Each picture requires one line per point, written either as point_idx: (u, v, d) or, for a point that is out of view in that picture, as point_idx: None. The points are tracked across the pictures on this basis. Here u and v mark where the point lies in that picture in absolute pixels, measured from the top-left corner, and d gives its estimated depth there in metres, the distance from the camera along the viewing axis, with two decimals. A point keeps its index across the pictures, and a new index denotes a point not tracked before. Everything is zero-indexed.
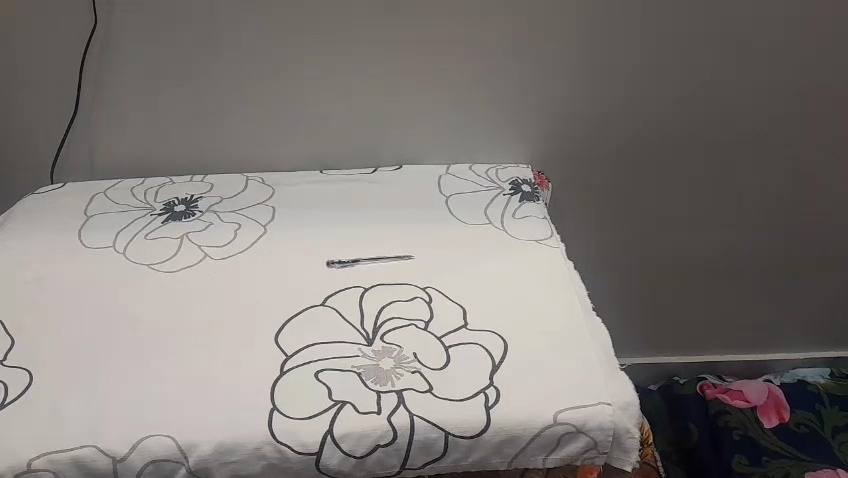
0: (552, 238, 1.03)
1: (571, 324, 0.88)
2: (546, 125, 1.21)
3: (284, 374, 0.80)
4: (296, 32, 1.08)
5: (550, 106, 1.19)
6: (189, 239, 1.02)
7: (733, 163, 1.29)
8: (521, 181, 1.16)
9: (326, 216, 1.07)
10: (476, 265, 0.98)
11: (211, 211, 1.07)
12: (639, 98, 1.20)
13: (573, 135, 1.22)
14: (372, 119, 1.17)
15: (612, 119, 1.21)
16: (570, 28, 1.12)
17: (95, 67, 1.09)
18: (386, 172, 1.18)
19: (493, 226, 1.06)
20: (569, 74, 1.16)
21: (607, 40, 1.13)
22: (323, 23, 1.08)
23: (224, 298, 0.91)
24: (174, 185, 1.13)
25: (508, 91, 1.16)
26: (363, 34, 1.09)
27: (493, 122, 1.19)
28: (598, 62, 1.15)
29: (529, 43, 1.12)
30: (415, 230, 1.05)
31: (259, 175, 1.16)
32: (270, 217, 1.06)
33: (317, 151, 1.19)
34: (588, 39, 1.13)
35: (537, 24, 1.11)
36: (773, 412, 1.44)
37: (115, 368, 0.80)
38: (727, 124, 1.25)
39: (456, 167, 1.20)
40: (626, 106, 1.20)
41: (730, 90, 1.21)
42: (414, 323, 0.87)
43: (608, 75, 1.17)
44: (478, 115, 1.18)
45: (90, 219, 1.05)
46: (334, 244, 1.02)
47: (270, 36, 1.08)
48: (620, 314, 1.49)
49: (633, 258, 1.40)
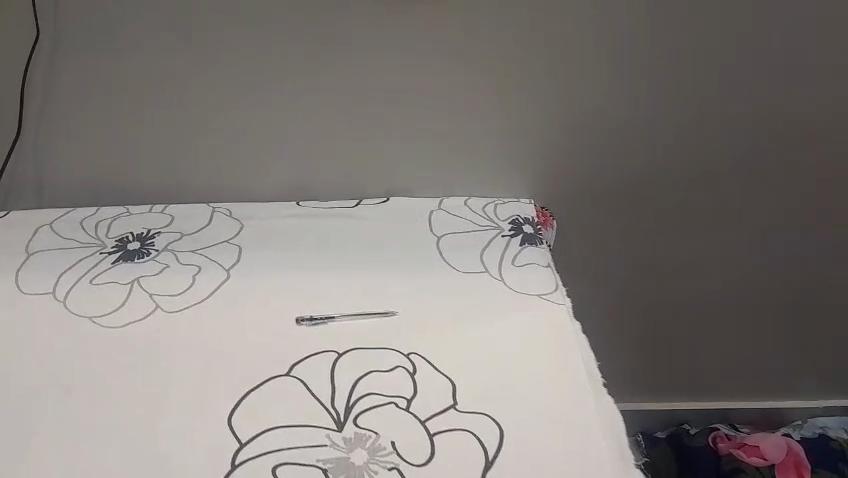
0: (556, 292, 0.90)
1: (577, 406, 0.75)
2: (543, 144, 1.09)
3: (235, 469, 0.67)
4: (261, 42, 0.96)
5: (546, 124, 1.07)
6: (141, 285, 0.89)
7: (731, 170, 1.18)
8: (522, 220, 1.03)
9: (301, 257, 0.95)
10: (468, 321, 0.85)
11: (168, 250, 0.94)
12: (641, 114, 1.10)
13: (570, 154, 1.11)
14: (351, 139, 1.04)
15: (613, 139, 1.11)
16: (565, 35, 1.01)
17: (44, 81, 0.97)
18: (370, 206, 1.05)
19: (490, 275, 0.92)
20: (566, 84, 1.04)
21: (608, 50, 1.03)
22: (289, 33, 0.96)
23: (178, 359, 0.79)
24: (130, 216, 1.00)
25: (500, 107, 1.05)
26: (335, 42, 0.97)
27: (480, 140, 1.07)
28: (598, 76, 1.05)
29: (525, 54, 1.01)
30: (401, 279, 0.92)
31: (227, 206, 1.03)
32: (235, 259, 0.94)
33: (294, 178, 1.06)
34: (587, 48, 1.02)
35: (533, 32, 1.00)
36: (792, 468, 1.33)
37: (49, 454, 0.68)
38: (735, 139, 1.15)
39: (450, 202, 1.07)
40: (624, 117, 1.10)
41: (735, 95, 1.10)
42: (393, 402, 0.74)
43: (608, 89, 1.06)
44: (468, 132, 1.06)
45: (30, 257, 0.92)
46: (309, 288, 0.90)
47: (229, 47, 0.96)
48: (623, 348, 1.38)
49: (639, 290, 1.30)
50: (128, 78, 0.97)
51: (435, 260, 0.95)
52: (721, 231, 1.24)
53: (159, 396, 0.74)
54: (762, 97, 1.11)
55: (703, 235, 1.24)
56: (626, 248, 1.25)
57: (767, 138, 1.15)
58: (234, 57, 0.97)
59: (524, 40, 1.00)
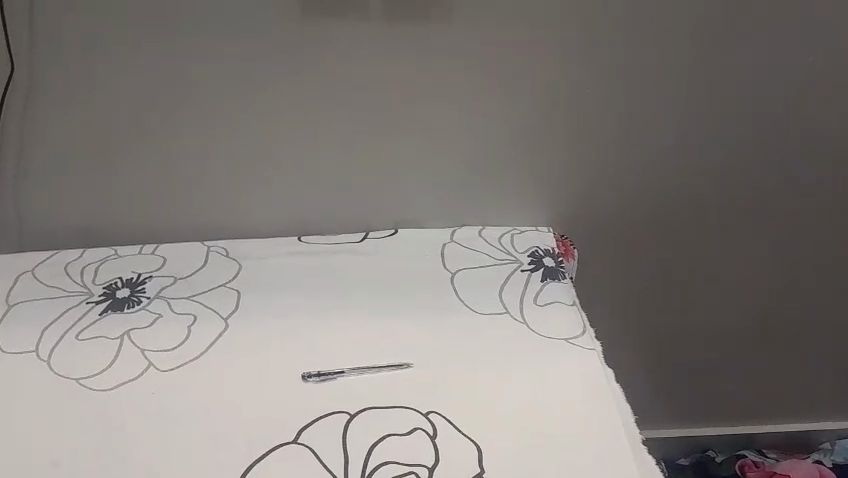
0: (584, 336, 0.83)
1: (616, 471, 0.68)
2: (561, 171, 1.01)
3: None
4: (254, 73, 0.89)
5: (564, 149, 0.99)
6: (131, 339, 0.81)
7: (766, 195, 1.09)
8: (542, 252, 0.96)
9: (305, 303, 0.87)
10: (488, 371, 0.78)
11: (161, 296, 0.87)
12: (668, 141, 1.01)
13: (591, 184, 1.03)
14: (354, 170, 0.97)
15: (637, 168, 1.03)
16: (583, 57, 0.93)
17: (20, 117, 0.90)
18: (376, 239, 0.98)
19: (512, 317, 0.85)
20: (586, 108, 0.96)
21: (630, 73, 0.94)
22: (284, 61, 0.89)
23: (175, 426, 0.72)
24: (119, 258, 0.93)
25: (513, 136, 0.97)
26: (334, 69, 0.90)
27: (493, 168, 0.98)
28: (620, 101, 0.96)
29: (540, 80, 0.93)
30: (414, 325, 0.85)
31: (223, 244, 0.96)
32: (233, 306, 0.86)
33: (296, 211, 1.00)
34: (607, 71, 0.94)
35: (549, 55, 0.92)
36: None
37: None
38: (769, 163, 1.05)
39: (462, 232, 0.99)
40: (649, 144, 1.01)
41: (770, 116, 1.01)
42: (414, 472, 0.67)
43: (631, 115, 0.98)
44: (480, 159, 0.98)
45: (11, 309, 0.85)
46: (316, 337, 0.83)
47: (221, 80, 0.89)
48: (646, 381, 1.29)
49: (663, 323, 1.21)
50: (111, 112, 0.90)
51: (450, 299, 0.88)
52: (754, 261, 1.15)
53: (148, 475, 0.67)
54: (799, 119, 1.02)
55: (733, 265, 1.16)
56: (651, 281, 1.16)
57: (804, 160, 1.06)
58: (226, 89, 0.90)
59: (538, 64, 0.92)
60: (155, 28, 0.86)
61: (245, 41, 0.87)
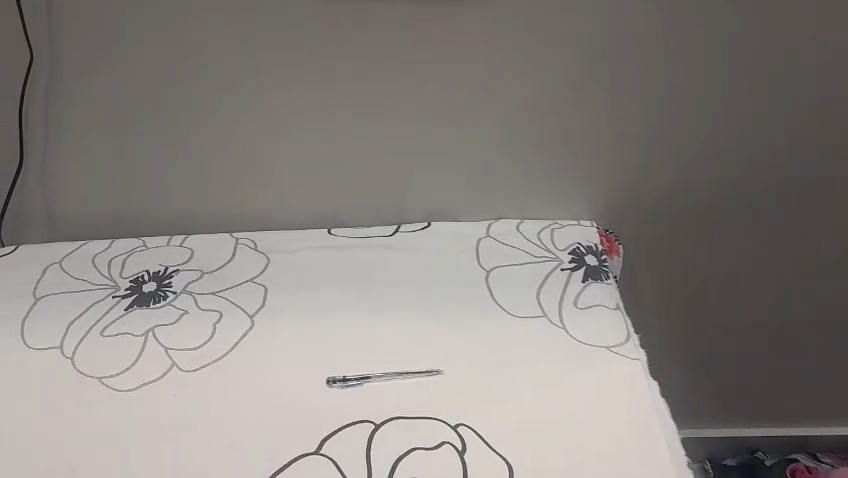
0: (628, 344, 0.77)
1: None
2: (604, 161, 0.94)
3: None
4: (282, 58, 0.86)
5: (607, 138, 0.93)
6: (156, 336, 0.79)
7: (830, 186, 1.00)
8: (584, 249, 0.90)
9: (332, 298, 0.84)
10: (523, 380, 0.73)
11: (187, 292, 0.85)
12: (723, 129, 0.93)
13: (637, 175, 0.96)
14: (385, 158, 0.93)
15: (688, 157, 0.96)
16: (631, 38, 0.86)
17: (45, 104, 0.88)
18: (408, 234, 0.94)
19: (550, 321, 0.80)
20: (631, 93, 0.90)
21: (682, 55, 0.87)
22: (313, 46, 0.85)
23: (193, 434, 0.69)
24: (146, 250, 0.91)
25: (552, 123, 0.91)
26: (365, 53, 0.86)
27: (530, 156, 0.93)
28: (671, 86, 0.90)
29: (583, 63, 0.87)
30: (445, 328, 0.80)
31: (251, 236, 0.93)
32: (260, 302, 0.84)
33: (326, 203, 0.97)
34: (657, 54, 0.87)
35: (594, 37, 0.85)
36: None
37: None
38: (834, 151, 0.97)
39: (500, 227, 0.94)
40: (701, 132, 0.94)
41: (837, 100, 0.92)
42: None
43: (683, 101, 0.91)
44: (517, 148, 0.93)
45: (38, 302, 0.83)
46: (342, 339, 0.79)
47: (249, 65, 0.87)
48: (695, 382, 1.22)
49: (716, 324, 1.14)
50: (137, 100, 0.88)
51: (483, 301, 0.83)
52: (782, 254, 1.06)
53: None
54: None
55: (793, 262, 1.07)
56: (703, 279, 1.09)
57: None
58: (254, 75, 0.87)
59: (582, 46, 0.86)
60: (177, 13, 0.83)
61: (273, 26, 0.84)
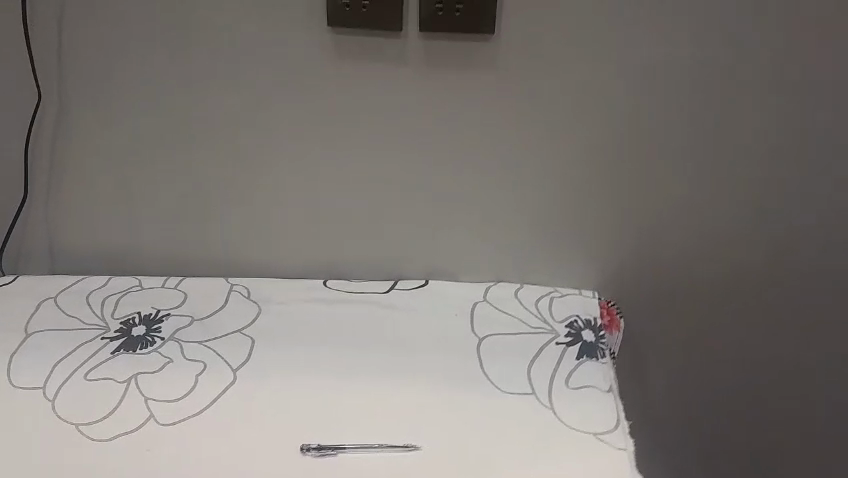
0: (616, 433, 0.74)
1: None
2: (610, 229, 0.92)
3: None
4: (285, 112, 0.86)
5: (613, 206, 0.91)
6: (137, 385, 0.78)
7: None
8: (582, 323, 0.87)
9: (319, 355, 0.83)
10: (504, 460, 0.71)
11: (175, 339, 0.85)
12: (734, 209, 0.91)
13: (645, 248, 0.93)
14: (385, 213, 0.92)
15: (699, 231, 0.92)
16: (637, 113, 0.85)
17: (51, 140, 0.90)
18: (404, 292, 0.92)
19: (538, 401, 0.77)
20: (638, 162, 0.88)
21: (690, 132, 0.86)
22: (316, 103, 0.85)
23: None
24: (141, 291, 0.92)
25: (557, 190, 0.89)
26: (368, 112, 0.86)
27: (532, 220, 0.92)
28: (679, 163, 0.88)
29: (590, 134, 0.86)
30: (428, 399, 0.77)
31: (245, 284, 0.94)
32: (246, 355, 0.83)
33: (324, 257, 0.96)
34: (665, 128, 0.86)
35: (601, 109, 0.85)
36: None
37: None
38: None
39: (496, 292, 0.92)
40: (712, 210, 0.91)
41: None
42: None
43: (692, 177, 0.89)
44: (520, 211, 0.91)
45: (29, 338, 0.84)
46: (320, 404, 0.77)
47: (251, 118, 0.87)
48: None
49: (735, 418, 1.05)
50: (140, 143, 0.89)
51: (472, 371, 0.81)
52: None
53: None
54: None
55: (814, 353, 1.00)
56: (718, 366, 1.02)
57: None
58: (256, 128, 0.87)
59: (588, 117, 0.85)
60: (185, 59, 0.84)
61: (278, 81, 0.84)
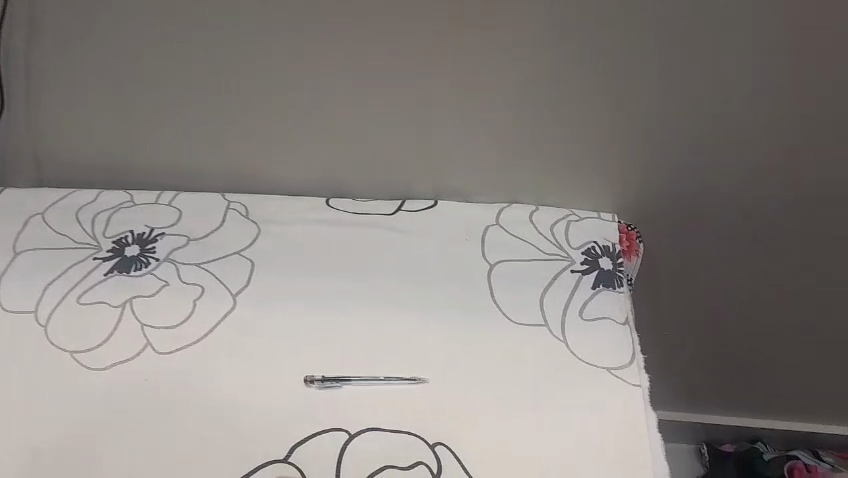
0: (630, 367, 0.71)
1: None
2: (635, 151, 0.85)
3: None
4: (296, 67, 0.80)
5: (640, 127, 0.83)
6: (133, 309, 0.75)
7: None
8: (600, 249, 0.82)
9: (320, 282, 0.79)
10: (515, 393, 0.69)
11: (170, 260, 0.81)
12: (773, 134, 0.83)
13: (674, 173, 0.87)
14: (391, 130, 0.84)
15: (730, 155, 0.85)
16: (680, 69, 0.77)
17: (25, 40, 0.81)
18: (413, 212, 0.87)
19: (551, 332, 0.74)
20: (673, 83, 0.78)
21: (733, 103, 0.80)
22: (334, 60, 0.79)
23: (164, 434, 0.65)
24: (133, 209, 0.87)
25: (580, 110, 0.81)
26: (385, 67, 0.79)
27: (552, 141, 0.84)
28: (726, 95, 0.79)
29: (625, 53, 0.76)
30: (437, 331, 0.74)
31: (245, 201, 0.88)
32: (245, 279, 0.79)
33: (328, 175, 0.90)
34: (706, 101, 0.80)
35: (641, 54, 0.76)
36: None
37: None
38: None
39: (509, 214, 0.87)
40: (751, 137, 0.83)
41: None
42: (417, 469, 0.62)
43: (737, 110, 0.81)
44: (538, 130, 0.83)
45: (17, 257, 0.81)
46: (324, 335, 0.73)
47: (261, 75, 0.81)
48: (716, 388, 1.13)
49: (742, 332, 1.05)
50: (131, 66, 0.82)
51: (483, 300, 0.77)
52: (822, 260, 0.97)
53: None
54: None
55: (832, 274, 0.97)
56: (733, 283, 1.01)
57: None
58: (269, 87, 0.82)
59: (626, 46, 0.76)
60: None
61: (290, 37, 0.78)
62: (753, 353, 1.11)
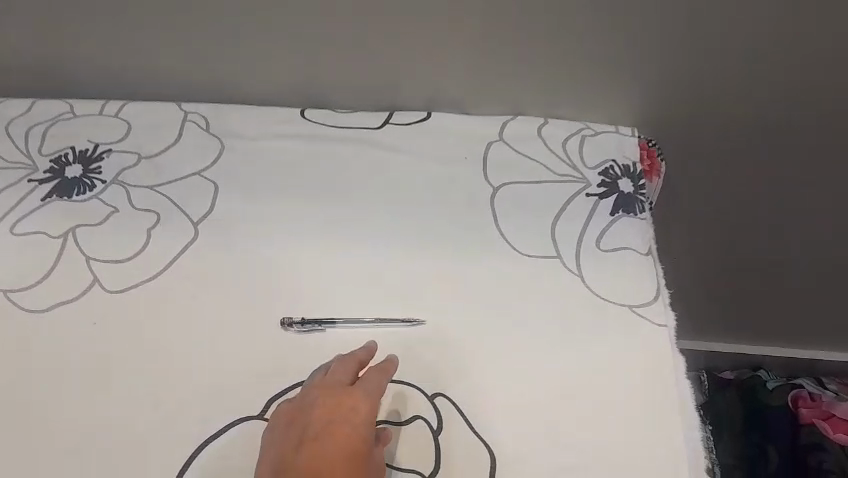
0: (655, 305, 0.63)
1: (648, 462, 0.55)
2: (667, 61, 0.71)
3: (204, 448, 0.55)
4: None
5: (675, 35, 0.69)
6: (76, 240, 0.66)
7: None
8: (620, 169, 0.72)
9: (297, 210, 0.69)
10: (519, 337, 0.61)
11: (118, 183, 0.70)
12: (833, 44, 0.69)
13: (708, 90, 0.75)
14: (375, 34, 0.70)
15: (777, 66, 0.72)
16: None
17: None
18: (403, 128, 0.75)
19: (565, 266, 0.65)
20: None
21: (781, 45, 0.70)
22: (332, 62, 0.73)
23: (118, 385, 0.58)
24: (73, 121, 0.75)
25: (606, 14, 0.67)
26: None
27: (569, 50, 0.70)
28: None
29: None
30: (433, 265, 0.65)
31: (205, 113, 0.76)
32: (208, 206, 0.69)
33: (304, 80, 0.75)
34: (757, 45, 0.70)
35: None
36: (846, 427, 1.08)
37: None
38: None
39: (515, 128, 0.75)
40: (804, 48, 0.70)
41: None
42: (425, 419, 0.56)
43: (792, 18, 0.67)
44: (552, 37, 0.69)
45: None
46: (300, 277, 0.64)
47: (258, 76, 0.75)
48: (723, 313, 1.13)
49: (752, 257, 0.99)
50: None
51: (485, 229, 0.67)
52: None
53: (78, 458, 0.55)
54: None
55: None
56: (755, 212, 0.92)
57: None
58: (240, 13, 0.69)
59: None
60: None
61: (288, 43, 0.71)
62: (766, 279, 1.04)
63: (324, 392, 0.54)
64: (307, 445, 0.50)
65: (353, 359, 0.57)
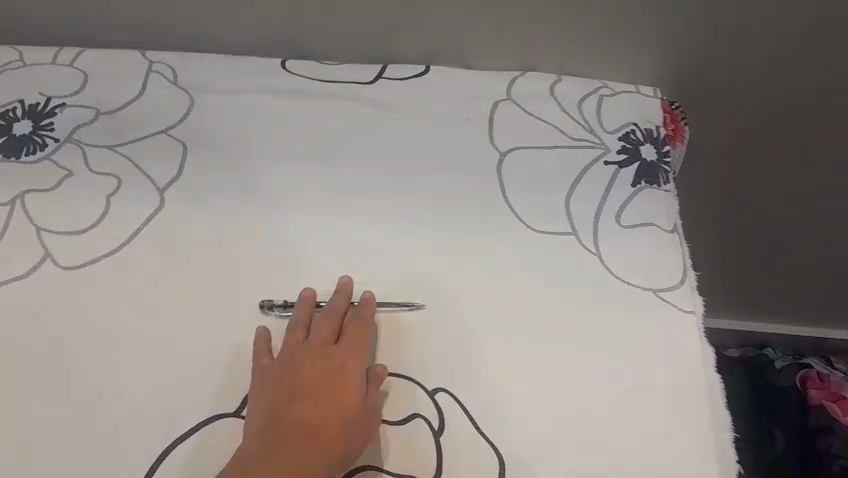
0: (681, 289, 0.56)
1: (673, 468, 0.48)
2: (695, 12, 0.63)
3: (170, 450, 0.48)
4: None
5: None
6: (25, 208, 0.58)
7: None
8: (642, 134, 0.64)
9: (278, 177, 0.61)
10: (528, 324, 0.54)
11: (73, 142, 0.62)
12: None
13: (740, 45, 0.67)
14: None
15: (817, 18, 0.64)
16: None
17: None
18: (398, 84, 0.67)
19: (581, 243, 0.58)
20: None
21: None
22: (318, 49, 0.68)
23: (71, 374, 0.51)
24: (24, 71, 0.66)
25: None
26: None
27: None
28: None
29: None
30: (432, 241, 0.58)
31: (174, 64, 0.68)
32: (176, 170, 0.61)
33: (289, 29, 0.67)
34: None
35: None
36: None
37: None
38: None
39: (525, 86, 0.67)
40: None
41: None
42: (423, 418, 0.50)
43: None
44: None
45: None
46: (283, 254, 0.57)
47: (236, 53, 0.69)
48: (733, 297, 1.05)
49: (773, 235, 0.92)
50: None
51: (491, 201, 0.60)
52: None
53: (25, 459, 0.48)
54: None
55: None
56: (780, 187, 0.85)
57: None
58: None
59: None
60: None
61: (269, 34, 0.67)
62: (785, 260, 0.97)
63: (309, 356, 0.51)
64: (297, 405, 0.48)
65: (333, 315, 0.53)
